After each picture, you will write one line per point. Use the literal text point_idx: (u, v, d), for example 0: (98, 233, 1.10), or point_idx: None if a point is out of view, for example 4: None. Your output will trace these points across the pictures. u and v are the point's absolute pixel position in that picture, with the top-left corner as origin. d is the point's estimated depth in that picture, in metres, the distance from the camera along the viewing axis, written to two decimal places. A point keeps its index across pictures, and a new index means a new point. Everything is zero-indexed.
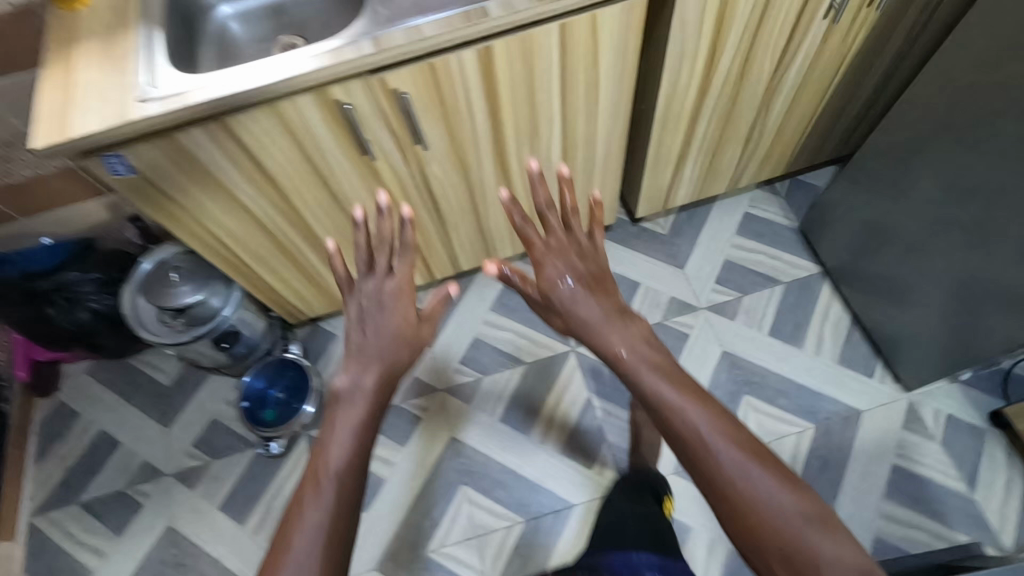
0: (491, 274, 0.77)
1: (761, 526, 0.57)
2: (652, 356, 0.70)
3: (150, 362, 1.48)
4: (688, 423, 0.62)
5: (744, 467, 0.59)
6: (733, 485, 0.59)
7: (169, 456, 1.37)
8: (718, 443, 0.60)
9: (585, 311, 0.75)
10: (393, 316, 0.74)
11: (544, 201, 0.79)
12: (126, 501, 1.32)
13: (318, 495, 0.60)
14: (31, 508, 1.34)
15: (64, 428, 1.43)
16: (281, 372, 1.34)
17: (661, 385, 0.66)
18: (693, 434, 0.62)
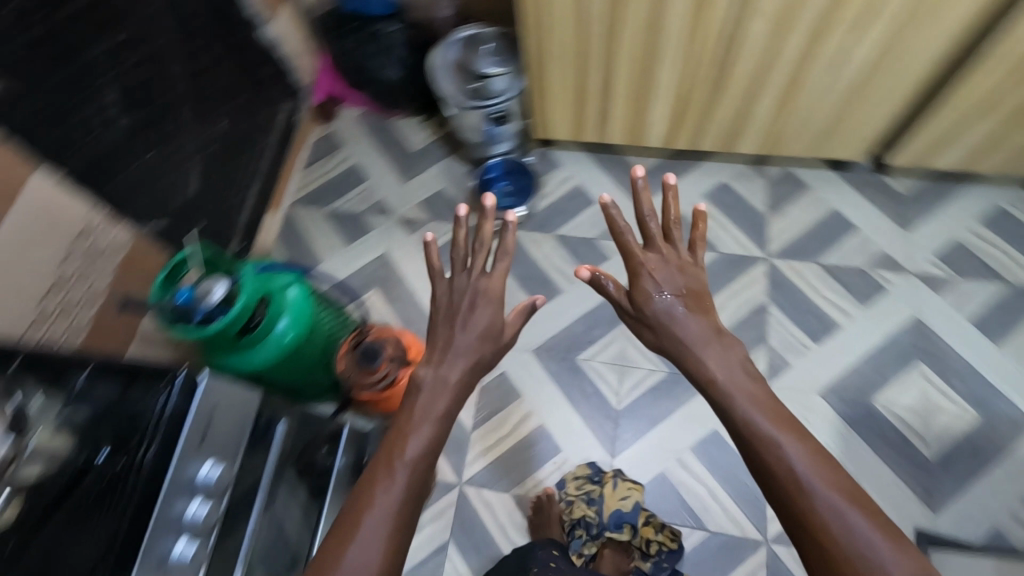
0: (585, 277, 0.86)
1: (848, 547, 0.55)
2: (747, 384, 0.70)
3: (406, 128, 1.75)
4: (779, 458, 0.61)
5: (840, 508, 0.56)
6: (822, 520, 0.56)
7: (399, 203, 1.64)
8: (823, 486, 0.58)
9: (680, 327, 0.78)
10: (484, 313, 0.82)
11: (646, 210, 0.85)
12: (360, 222, 1.63)
13: (389, 481, 0.65)
14: (292, 198, 1.69)
15: (329, 152, 1.75)
16: (516, 172, 1.58)
17: (752, 411, 0.65)
18: (786, 468, 0.60)
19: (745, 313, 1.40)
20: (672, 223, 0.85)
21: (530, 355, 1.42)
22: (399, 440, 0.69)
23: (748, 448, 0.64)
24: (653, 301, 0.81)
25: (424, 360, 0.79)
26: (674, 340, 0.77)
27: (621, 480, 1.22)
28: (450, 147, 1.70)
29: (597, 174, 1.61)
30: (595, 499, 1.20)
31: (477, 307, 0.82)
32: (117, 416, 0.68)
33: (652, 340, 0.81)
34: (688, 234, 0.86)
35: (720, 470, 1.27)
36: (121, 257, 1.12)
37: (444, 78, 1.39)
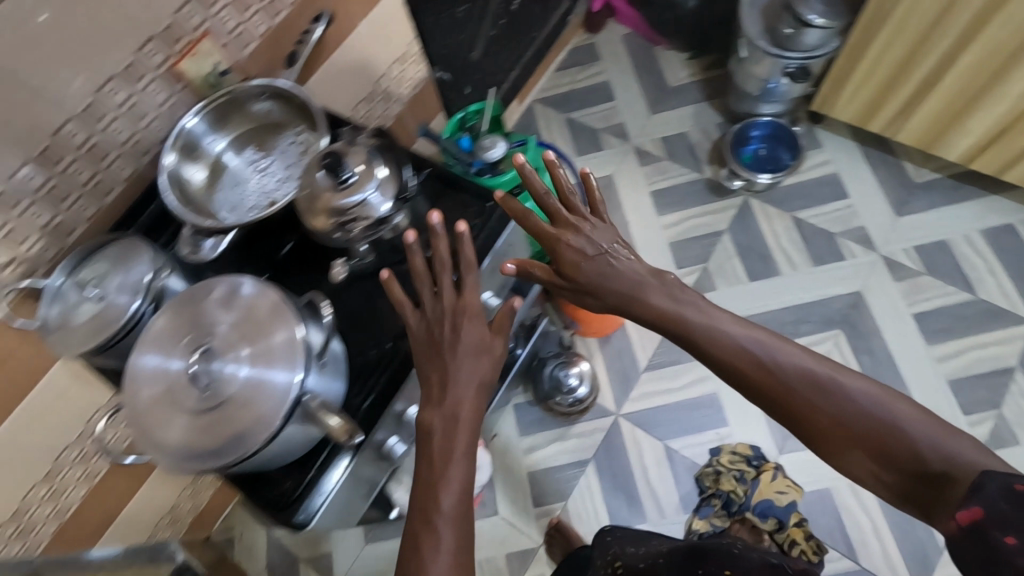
0: (508, 270, 0.69)
1: (920, 448, 0.48)
2: (738, 326, 0.59)
3: (669, 61, 1.69)
4: (787, 381, 0.54)
5: (880, 403, 0.51)
6: (862, 420, 0.51)
7: (638, 132, 1.61)
8: (841, 377, 0.53)
9: (620, 280, 0.65)
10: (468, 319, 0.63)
11: (541, 190, 0.69)
12: (595, 138, 1.62)
13: (433, 537, 0.52)
14: (537, 95, 1.71)
15: (585, 61, 1.73)
16: (780, 138, 1.44)
17: (755, 339, 0.57)
18: (813, 383, 0.53)
19: (985, 370, 1.25)
20: (570, 189, 0.70)
21: None
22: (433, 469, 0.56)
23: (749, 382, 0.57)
24: (627, 289, 0.65)
25: (422, 404, 0.61)
26: (627, 282, 0.65)
27: (781, 474, 1.14)
28: (709, 93, 1.62)
29: (861, 169, 1.46)
30: (747, 480, 1.15)
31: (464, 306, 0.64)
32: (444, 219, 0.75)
33: (606, 294, 0.66)
34: (582, 195, 0.70)
35: (893, 514, 1.18)
36: (413, 93, 1.19)
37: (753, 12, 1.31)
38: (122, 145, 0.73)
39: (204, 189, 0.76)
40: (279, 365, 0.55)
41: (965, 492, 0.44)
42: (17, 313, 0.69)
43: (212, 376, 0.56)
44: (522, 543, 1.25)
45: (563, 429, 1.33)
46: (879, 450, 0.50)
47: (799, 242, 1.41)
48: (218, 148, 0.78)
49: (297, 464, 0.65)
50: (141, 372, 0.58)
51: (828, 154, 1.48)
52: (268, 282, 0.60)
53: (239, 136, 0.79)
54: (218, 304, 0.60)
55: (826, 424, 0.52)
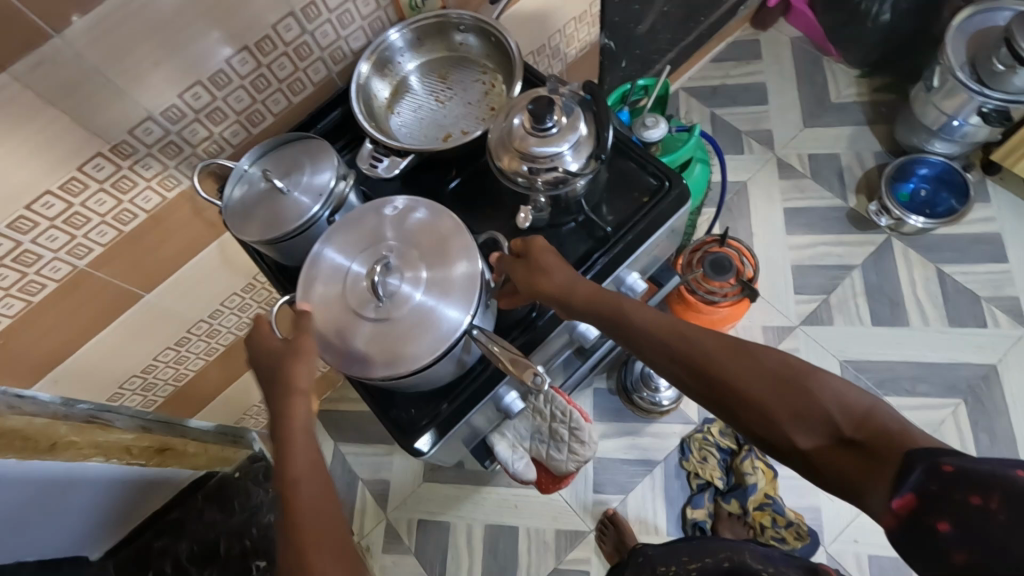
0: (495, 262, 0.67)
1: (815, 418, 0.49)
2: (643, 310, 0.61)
3: (836, 74, 1.57)
4: (701, 354, 0.56)
5: (772, 372, 0.52)
6: (760, 393, 0.52)
7: (784, 143, 1.51)
8: (743, 346, 0.54)
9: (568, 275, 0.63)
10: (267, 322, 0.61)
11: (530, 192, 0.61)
12: (737, 139, 1.54)
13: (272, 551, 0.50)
14: (685, 82, 1.64)
15: (743, 58, 1.64)
16: (950, 181, 1.33)
17: (656, 322, 0.59)
18: (710, 363, 0.55)
19: None
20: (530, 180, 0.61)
21: (834, 363, 1.28)
22: (291, 487, 0.51)
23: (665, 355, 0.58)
24: (584, 290, 0.62)
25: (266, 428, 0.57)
26: (561, 282, 0.63)
27: (753, 455, 1.22)
28: (873, 118, 1.50)
29: None
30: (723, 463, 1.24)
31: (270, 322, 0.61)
32: (619, 189, 0.74)
33: (547, 287, 0.63)
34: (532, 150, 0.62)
35: None
36: (578, 56, 1.16)
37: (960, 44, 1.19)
38: (323, 49, 0.75)
39: (385, 106, 0.78)
40: (456, 294, 0.58)
41: (886, 462, 0.44)
42: (202, 186, 0.75)
43: (387, 292, 0.58)
44: (573, 523, 1.25)
45: (640, 425, 1.31)
46: (793, 414, 0.50)
47: (938, 297, 1.30)
48: (409, 71, 0.79)
49: (429, 396, 0.68)
50: (315, 276, 0.61)
51: (995, 211, 1.35)
52: (442, 209, 0.63)
53: (430, 64, 0.79)
54: (394, 222, 0.63)
55: (743, 394, 0.53)
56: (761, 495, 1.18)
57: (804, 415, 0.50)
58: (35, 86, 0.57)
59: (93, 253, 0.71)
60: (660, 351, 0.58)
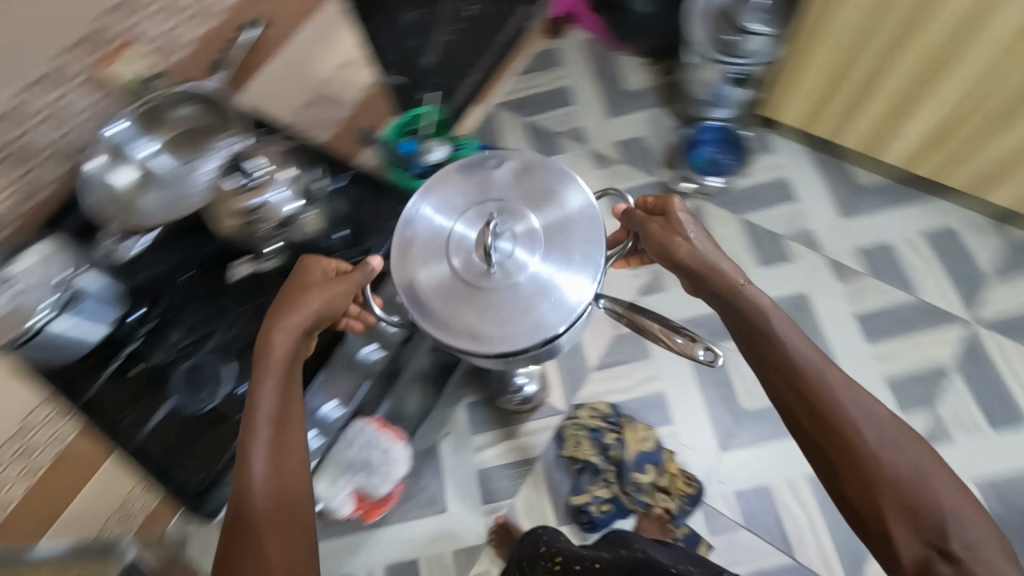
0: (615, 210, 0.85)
1: (924, 502, 0.58)
2: (810, 348, 0.68)
3: (628, 66, 1.72)
4: (817, 393, 0.64)
5: (891, 448, 0.61)
6: (877, 460, 0.60)
7: (594, 136, 1.64)
8: (889, 419, 0.62)
9: (691, 251, 0.76)
10: (322, 286, 0.74)
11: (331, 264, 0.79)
12: (553, 141, 1.65)
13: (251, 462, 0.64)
14: (498, 100, 1.74)
15: (546, 67, 1.76)
16: (729, 141, 1.50)
17: (811, 357, 0.67)
18: (847, 411, 0.63)
19: (918, 369, 1.28)
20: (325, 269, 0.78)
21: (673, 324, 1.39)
22: (263, 429, 0.66)
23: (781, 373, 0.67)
24: (737, 290, 0.73)
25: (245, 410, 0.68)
26: (702, 263, 0.75)
27: (636, 424, 1.28)
28: (665, 98, 1.65)
29: (810, 173, 1.49)
30: (613, 441, 1.26)
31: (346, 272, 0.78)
32: (355, 225, 0.96)
33: (682, 256, 0.77)
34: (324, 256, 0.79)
35: (832, 512, 1.20)
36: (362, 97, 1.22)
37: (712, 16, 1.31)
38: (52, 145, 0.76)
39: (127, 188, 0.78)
40: (565, 275, 0.78)
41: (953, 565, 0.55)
42: None
43: (497, 263, 0.78)
44: (469, 538, 1.27)
45: (515, 426, 1.35)
46: (907, 505, 0.59)
47: (747, 244, 1.44)
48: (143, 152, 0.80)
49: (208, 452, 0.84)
50: (439, 268, 0.80)
51: (779, 158, 1.51)
52: (573, 182, 0.83)
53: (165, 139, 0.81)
54: (519, 189, 0.84)
55: (835, 436, 0.63)
56: (662, 458, 1.24)
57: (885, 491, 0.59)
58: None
59: None
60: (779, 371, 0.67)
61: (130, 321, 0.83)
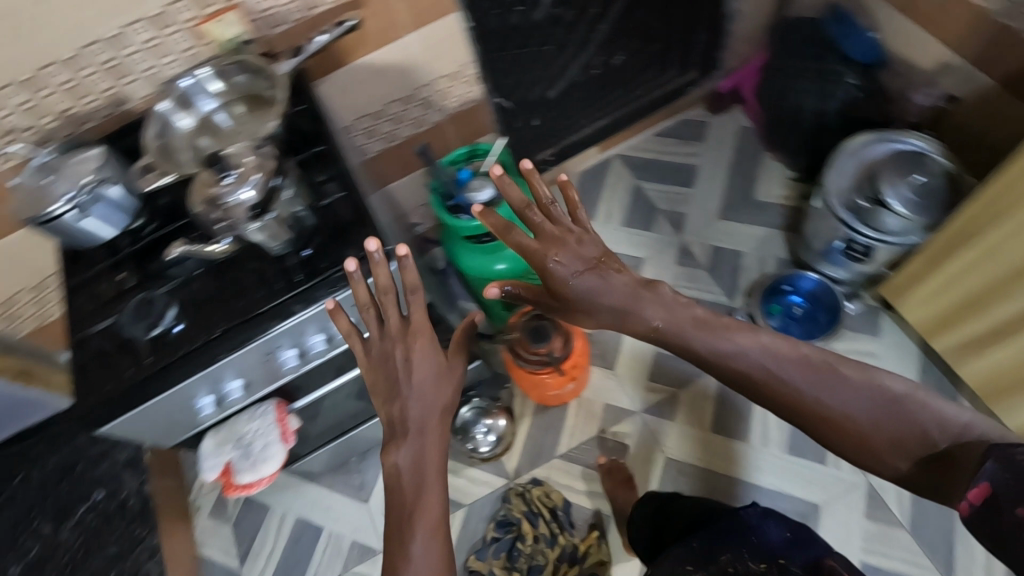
0: (494, 292, 0.73)
1: (833, 413, 0.65)
2: (684, 313, 0.72)
3: (768, 171, 1.53)
4: (724, 350, 0.69)
5: (792, 376, 0.66)
6: (816, 401, 0.65)
7: (694, 228, 1.50)
8: (824, 393, 0.65)
9: (603, 296, 0.73)
10: (427, 384, 0.72)
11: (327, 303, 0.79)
12: (649, 217, 1.53)
13: (410, 539, 0.65)
14: (622, 150, 1.65)
15: (686, 137, 1.63)
16: (824, 303, 1.26)
17: (715, 341, 0.70)
18: (759, 370, 0.68)
19: None
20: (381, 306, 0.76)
21: (657, 458, 1.27)
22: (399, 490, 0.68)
23: (756, 385, 0.68)
24: (574, 280, 0.73)
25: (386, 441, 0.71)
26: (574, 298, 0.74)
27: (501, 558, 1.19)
28: (791, 222, 1.45)
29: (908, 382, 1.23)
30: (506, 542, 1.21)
31: (420, 373, 0.73)
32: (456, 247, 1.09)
33: (660, 321, 0.72)
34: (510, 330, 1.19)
35: None
36: (460, 110, 1.24)
37: (833, 173, 1.16)
38: (143, 71, 0.87)
39: (185, 134, 0.88)
40: None
41: (970, 469, 0.59)
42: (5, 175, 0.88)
43: None
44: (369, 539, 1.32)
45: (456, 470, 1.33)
46: (870, 431, 0.64)
47: (785, 420, 1.26)
48: (183, 85, 0.86)
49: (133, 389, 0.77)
50: None
51: (883, 348, 1.27)
52: None
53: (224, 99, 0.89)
54: None
55: (821, 417, 0.66)
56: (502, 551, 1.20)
57: (897, 431, 0.64)
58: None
59: None
60: (698, 357, 0.71)
61: (173, 333, 0.78)
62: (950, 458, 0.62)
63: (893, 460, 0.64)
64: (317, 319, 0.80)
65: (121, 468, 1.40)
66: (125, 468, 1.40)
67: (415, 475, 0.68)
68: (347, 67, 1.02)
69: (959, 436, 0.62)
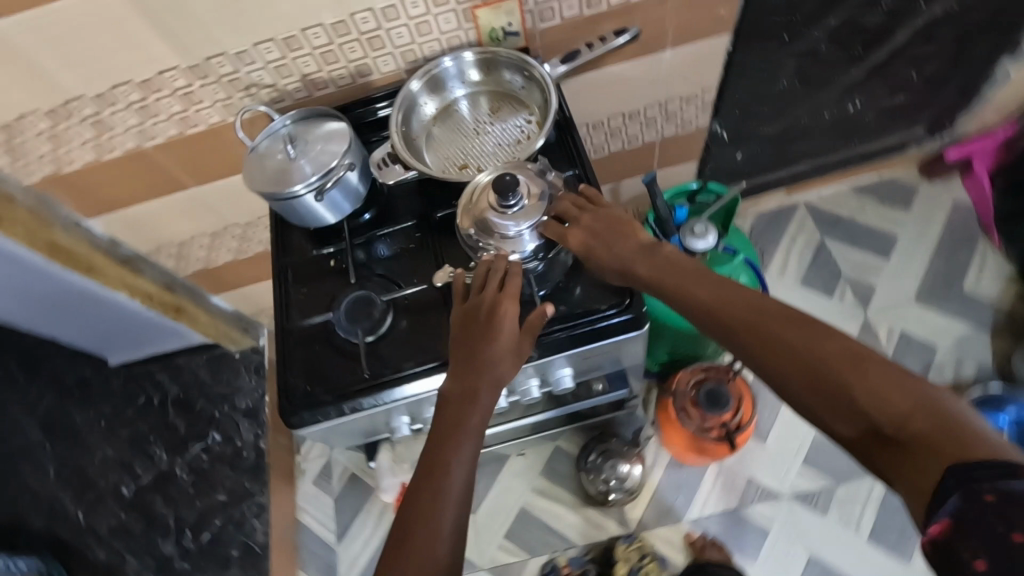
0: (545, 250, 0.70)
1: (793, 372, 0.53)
2: (667, 269, 0.63)
3: (983, 260, 1.34)
4: (697, 302, 0.61)
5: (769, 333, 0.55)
6: (787, 365, 0.54)
7: (882, 306, 1.33)
8: (790, 355, 0.53)
9: (609, 260, 0.66)
10: (502, 348, 0.63)
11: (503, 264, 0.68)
12: (831, 281, 1.38)
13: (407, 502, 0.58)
14: (810, 199, 1.48)
15: (888, 200, 1.44)
16: None
17: (705, 294, 0.61)
18: (732, 320, 0.58)
19: None
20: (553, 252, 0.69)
21: (801, 555, 1.16)
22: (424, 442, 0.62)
23: (722, 312, 0.59)
24: (596, 254, 0.67)
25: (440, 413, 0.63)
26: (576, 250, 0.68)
27: None
28: (1002, 326, 1.27)
29: None
30: None
31: (504, 326, 0.63)
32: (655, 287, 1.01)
33: (643, 271, 0.65)
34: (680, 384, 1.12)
35: None
36: (674, 134, 1.12)
37: None
38: (397, 47, 0.79)
39: (427, 122, 0.81)
40: None
41: (935, 477, 0.42)
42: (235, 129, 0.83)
43: None
44: (471, 553, 1.27)
45: (578, 504, 1.28)
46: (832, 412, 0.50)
47: None
48: (444, 65, 0.78)
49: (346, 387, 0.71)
50: None
51: None
52: None
53: (474, 92, 0.82)
54: None
55: (784, 345, 0.54)
56: None
57: (874, 385, 0.48)
58: (55, 22, 0.66)
59: (156, 140, 0.83)
60: (683, 277, 0.63)
61: (393, 338, 0.74)
62: (903, 448, 0.45)
63: (837, 423, 0.50)
64: (545, 365, 0.72)
65: (239, 415, 1.41)
66: (243, 416, 1.40)
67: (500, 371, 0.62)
68: (591, 73, 0.91)
69: (916, 415, 0.46)
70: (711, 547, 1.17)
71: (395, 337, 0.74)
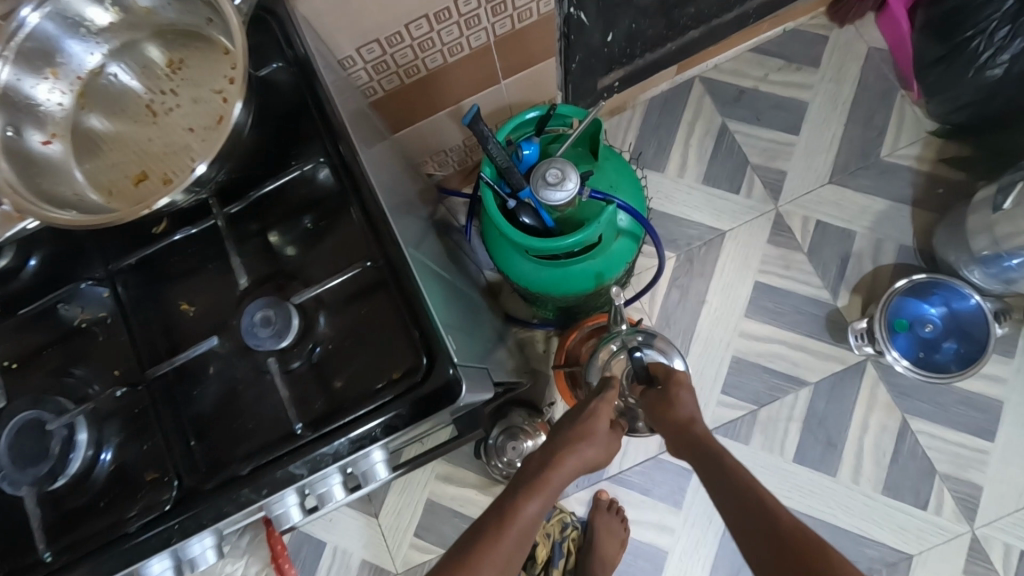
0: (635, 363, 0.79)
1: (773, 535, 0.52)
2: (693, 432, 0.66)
3: (900, 119, 1.15)
4: (708, 458, 0.62)
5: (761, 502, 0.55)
6: (771, 530, 0.52)
7: (795, 193, 1.15)
8: (774, 527, 0.52)
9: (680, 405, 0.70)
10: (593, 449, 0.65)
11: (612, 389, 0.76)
12: (737, 173, 1.17)
13: None
14: (707, 72, 1.21)
15: (795, 59, 1.20)
16: (970, 329, 1.00)
17: (715, 457, 0.62)
18: (737, 478, 0.59)
19: None
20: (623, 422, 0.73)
21: None
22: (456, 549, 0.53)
23: (732, 507, 0.57)
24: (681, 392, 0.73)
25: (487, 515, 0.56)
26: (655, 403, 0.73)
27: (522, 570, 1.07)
28: (922, 197, 1.12)
29: None
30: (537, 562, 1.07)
31: (599, 424, 0.66)
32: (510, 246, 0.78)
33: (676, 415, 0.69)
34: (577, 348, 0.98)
35: None
36: (511, 29, 0.80)
37: None
38: None
39: (63, 109, 0.48)
40: None
41: None
42: None
43: None
44: (380, 559, 1.13)
45: (487, 483, 1.13)
46: None
47: (883, 453, 1.04)
48: (27, 22, 0.44)
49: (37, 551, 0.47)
50: None
51: (1014, 373, 1.03)
52: None
53: (130, 36, 0.48)
54: None
55: (776, 531, 0.52)
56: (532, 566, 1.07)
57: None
58: None
59: None
60: (705, 470, 0.62)
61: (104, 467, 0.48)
62: None
63: None
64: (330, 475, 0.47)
65: None
66: None
67: (524, 537, 0.55)
68: None
69: None
70: (613, 516, 1.06)
71: (103, 471, 0.48)
